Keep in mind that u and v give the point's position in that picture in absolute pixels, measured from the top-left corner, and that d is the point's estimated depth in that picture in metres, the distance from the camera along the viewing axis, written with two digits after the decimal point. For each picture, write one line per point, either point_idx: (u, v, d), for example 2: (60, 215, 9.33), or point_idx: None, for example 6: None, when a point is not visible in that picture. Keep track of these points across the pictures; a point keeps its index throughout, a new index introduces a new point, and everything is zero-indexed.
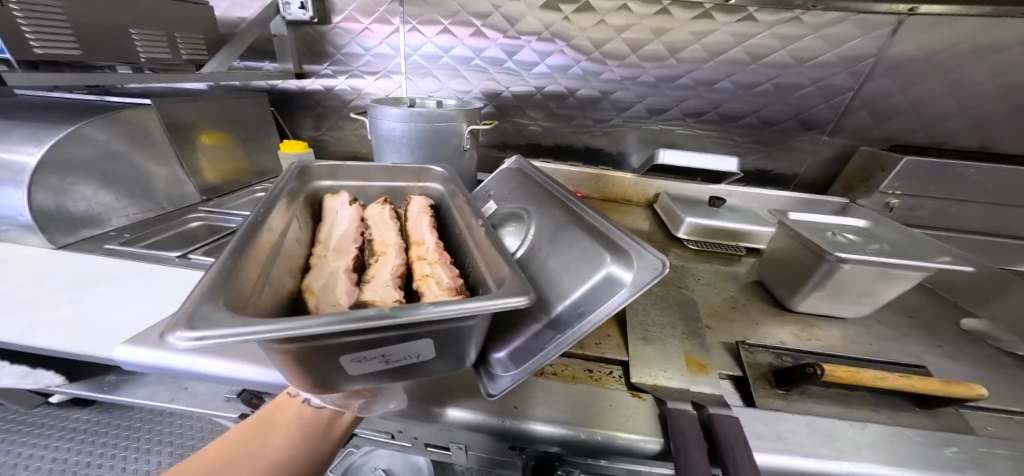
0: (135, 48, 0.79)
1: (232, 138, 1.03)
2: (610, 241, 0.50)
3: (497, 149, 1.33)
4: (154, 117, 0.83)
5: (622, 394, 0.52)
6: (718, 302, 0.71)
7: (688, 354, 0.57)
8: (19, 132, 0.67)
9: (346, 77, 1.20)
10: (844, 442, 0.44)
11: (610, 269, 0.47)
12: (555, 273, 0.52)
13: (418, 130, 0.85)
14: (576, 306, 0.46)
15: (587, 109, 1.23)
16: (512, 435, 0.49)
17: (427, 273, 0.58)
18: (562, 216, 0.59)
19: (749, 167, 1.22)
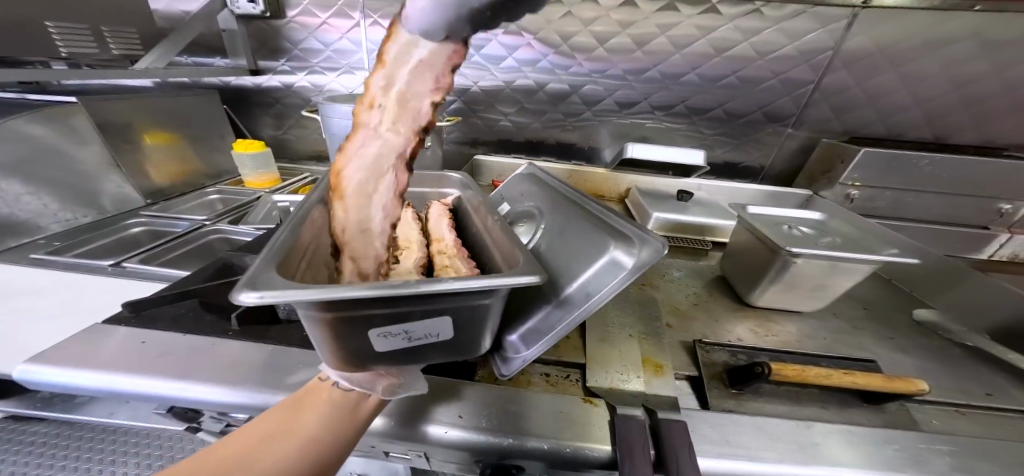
0: (53, 42, 0.74)
1: (180, 138, 0.98)
2: (609, 227, 0.48)
3: (468, 146, 1.30)
4: (85, 116, 0.78)
5: (574, 401, 0.50)
6: (680, 299, 0.70)
7: (645, 355, 0.56)
8: None
9: (306, 74, 1.15)
10: (789, 442, 0.43)
11: (614, 255, 0.44)
12: (562, 264, 0.48)
13: None
14: (583, 287, 0.44)
15: (557, 104, 1.21)
16: (460, 446, 0.47)
17: (445, 266, 0.51)
18: (567, 208, 0.56)
19: (719, 160, 1.22)
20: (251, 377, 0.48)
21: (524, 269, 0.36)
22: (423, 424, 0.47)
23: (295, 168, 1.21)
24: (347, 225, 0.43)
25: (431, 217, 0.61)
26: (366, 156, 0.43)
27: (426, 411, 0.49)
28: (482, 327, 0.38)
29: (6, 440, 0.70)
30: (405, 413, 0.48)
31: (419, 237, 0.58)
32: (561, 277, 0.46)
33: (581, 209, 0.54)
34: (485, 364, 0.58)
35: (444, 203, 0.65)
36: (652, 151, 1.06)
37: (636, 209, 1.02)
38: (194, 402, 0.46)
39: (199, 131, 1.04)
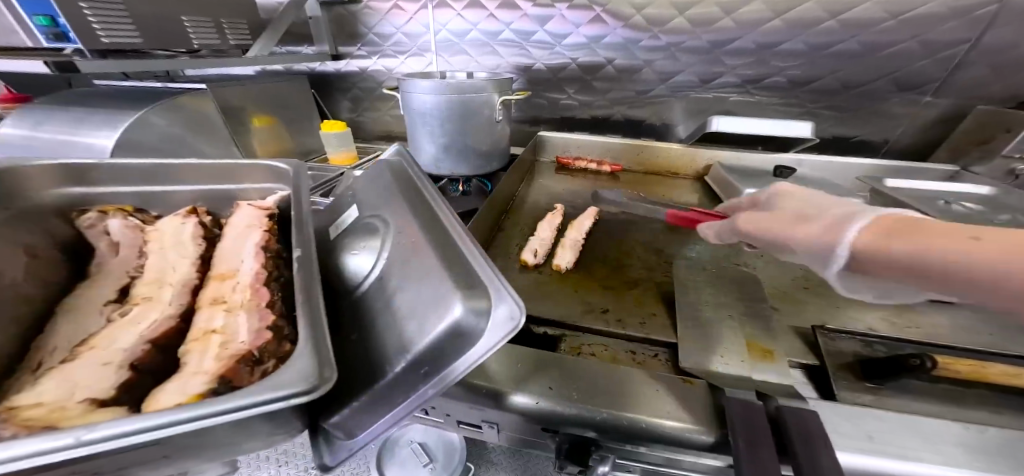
0: (186, 34, 0.84)
1: (278, 120, 1.07)
2: (466, 270, 0.33)
3: (529, 124, 1.27)
4: (210, 104, 0.87)
5: (670, 380, 0.47)
6: (787, 283, 0.63)
7: (750, 338, 0.51)
8: (103, 117, 0.76)
9: (379, 58, 1.19)
10: (952, 445, 0.36)
11: (458, 318, 0.30)
12: (389, 324, 0.34)
13: (448, 103, 0.82)
14: (417, 367, 0.31)
15: (629, 78, 1.13)
16: (548, 417, 0.46)
17: (214, 329, 0.37)
18: (421, 225, 0.39)
19: (824, 134, 1.08)
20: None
21: (277, 380, 0.25)
22: (515, 395, 0.47)
23: (368, 148, 1.27)
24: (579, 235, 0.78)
25: (235, 228, 0.50)
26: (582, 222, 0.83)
27: (513, 382, 0.48)
28: (240, 441, 0.27)
29: None
30: (496, 382, 0.48)
31: (185, 272, 0.46)
32: (392, 348, 0.32)
33: (436, 230, 0.38)
34: (567, 339, 0.57)
35: (262, 206, 0.52)
36: (746, 123, 0.95)
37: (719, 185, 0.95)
38: None
39: (295, 115, 1.13)
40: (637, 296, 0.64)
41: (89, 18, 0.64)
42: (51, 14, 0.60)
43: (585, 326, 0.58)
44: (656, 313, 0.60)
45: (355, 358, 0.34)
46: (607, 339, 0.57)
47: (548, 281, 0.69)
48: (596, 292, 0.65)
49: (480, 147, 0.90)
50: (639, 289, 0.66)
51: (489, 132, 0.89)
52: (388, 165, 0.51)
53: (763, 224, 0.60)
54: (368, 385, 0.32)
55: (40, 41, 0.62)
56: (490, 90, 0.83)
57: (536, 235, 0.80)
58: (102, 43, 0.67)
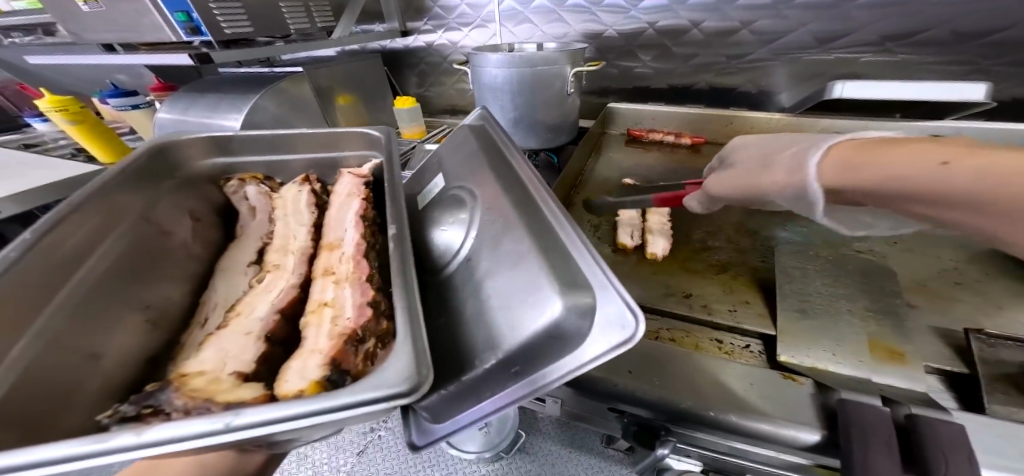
0: (284, 18, 0.94)
1: (358, 98, 1.16)
2: (564, 262, 0.31)
3: (597, 96, 1.21)
4: (306, 84, 0.99)
5: (770, 374, 0.43)
6: (931, 276, 0.55)
7: (871, 338, 0.45)
8: (229, 101, 0.91)
9: (444, 31, 1.19)
10: None
11: (557, 315, 0.29)
12: (484, 310, 0.34)
13: (520, 76, 0.80)
14: (508, 363, 0.30)
15: (722, 43, 1.00)
16: (624, 399, 0.44)
17: (327, 300, 0.42)
18: (514, 204, 0.38)
19: (1003, 96, 0.87)
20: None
21: (388, 374, 0.27)
22: (591, 376, 0.46)
23: (435, 123, 1.32)
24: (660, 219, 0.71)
25: (339, 196, 0.54)
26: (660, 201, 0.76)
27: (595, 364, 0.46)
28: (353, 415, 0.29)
29: None
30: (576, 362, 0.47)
31: (302, 241, 0.53)
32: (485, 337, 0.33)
33: (529, 212, 0.37)
34: (644, 322, 0.54)
35: (359, 175, 0.57)
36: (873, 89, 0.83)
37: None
38: None
39: (372, 92, 1.21)
40: (724, 281, 0.58)
41: (213, 11, 0.77)
42: (185, 9, 0.74)
43: (665, 309, 0.54)
44: (749, 301, 0.54)
45: (447, 342, 0.35)
46: (686, 323, 0.53)
47: (623, 260, 0.65)
48: (680, 275, 0.60)
49: (549, 120, 0.87)
50: (728, 273, 0.60)
51: (560, 106, 0.86)
52: (474, 135, 0.51)
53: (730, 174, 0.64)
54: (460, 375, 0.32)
55: (181, 35, 0.77)
56: (561, 61, 0.79)
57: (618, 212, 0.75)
58: (224, 33, 0.80)
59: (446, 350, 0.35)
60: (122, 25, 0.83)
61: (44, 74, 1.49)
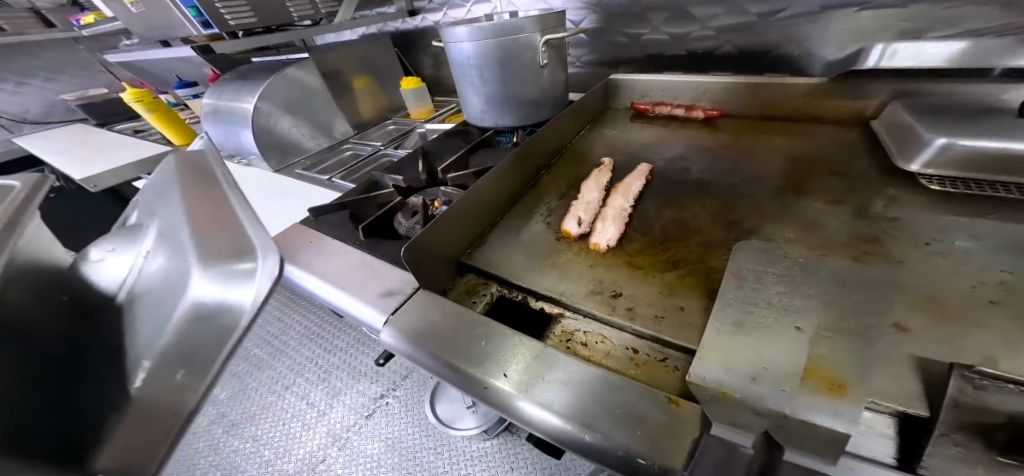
0: (287, 9, 1.00)
1: (374, 81, 1.20)
2: (224, 235, 0.31)
3: (607, 67, 1.09)
4: (312, 67, 1.03)
5: (650, 396, 0.38)
6: (957, 288, 0.40)
7: (812, 362, 0.34)
8: (246, 88, 0.99)
9: (448, 9, 1.16)
10: None
11: (208, 293, 0.29)
12: (136, 331, 0.29)
13: (486, 50, 0.74)
14: (173, 370, 0.27)
15: None
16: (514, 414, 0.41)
17: None
18: (185, 200, 0.34)
19: None
20: (366, 291, 0.53)
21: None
22: (486, 382, 0.42)
23: (445, 103, 1.32)
24: (615, 206, 0.62)
25: None
26: (627, 183, 0.67)
27: (490, 366, 0.43)
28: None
29: (351, 330, 1.42)
30: (468, 363, 0.43)
31: None
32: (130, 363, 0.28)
33: (212, 202, 0.34)
34: (561, 321, 0.49)
35: None
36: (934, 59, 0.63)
37: (896, 135, 0.65)
38: (321, 296, 0.56)
39: (383, 74, 1.24)
40: (666, 281, 0.49)
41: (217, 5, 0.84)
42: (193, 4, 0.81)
43: (584, 309, 0.49)
44: (683, 308, 0.46)
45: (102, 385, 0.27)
46: (607, 326, 0.47)
47: (564, 250, 0.58)
48: (621, 269, 0.53)
49: (524, 95, 0.81)
50: (676, 272, 0.50)
51: (535, 79, 0.79)
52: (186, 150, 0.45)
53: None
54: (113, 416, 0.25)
55: (199, 27, 0.86)
56: (529, 28, 0.72)
57: (578, 196, 0.68)
58: (228, 25, 0.87)
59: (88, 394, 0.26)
60: (156, 24, 0.93)
61: None
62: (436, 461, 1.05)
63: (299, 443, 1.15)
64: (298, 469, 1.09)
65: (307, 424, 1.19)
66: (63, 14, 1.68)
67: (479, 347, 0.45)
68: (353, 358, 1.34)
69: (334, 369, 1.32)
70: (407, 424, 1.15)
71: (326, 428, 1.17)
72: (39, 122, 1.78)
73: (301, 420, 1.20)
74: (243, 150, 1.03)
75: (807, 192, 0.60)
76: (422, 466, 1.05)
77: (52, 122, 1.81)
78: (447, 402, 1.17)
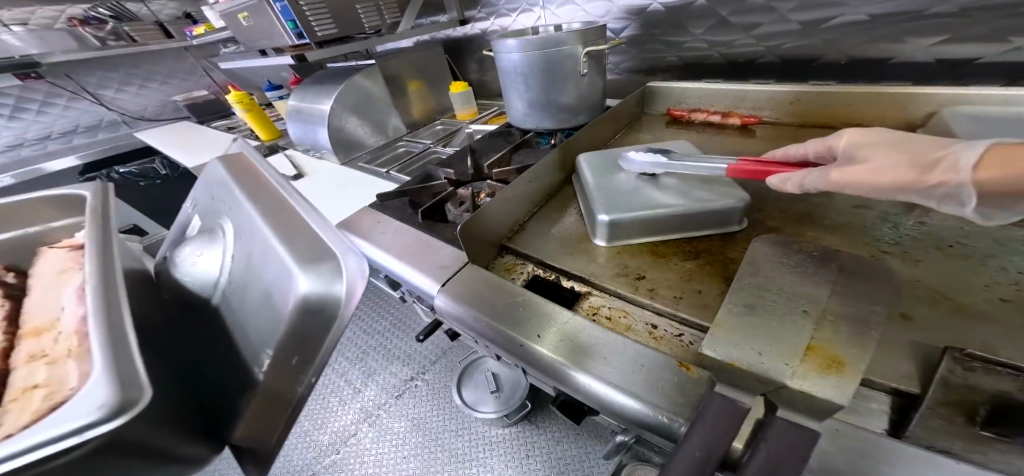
0: (360, 20, 1.14)
1: (425, 85, 1.33)
2: (302, 242, 0.36)
3: (644, 74, 1.14)
4: (378, 74, 1.17)
5: (667, 360, 0.44)
6: (967, 286, 0.43)
7: (816, 341, 0.39)
8: (323, 92, 1.15)
9: (496, 18, 1.26)
10: None
11: (304, 292, 0.33)
12: (246, 328, 0.36)
13: (531, 59, 0.82)
14: (289, 359, 0.34)
15: (793, 7, 0.85)
16: (546, 369, 0.48)
17: (31, 385, 0.32)
18: (256, 211, 0.39)
19: None
20: (423, 264, 0.63)
21: (80, 406, 0.26)
22: (525, 342, 0.49)
23: (488, 106, 1.42)
24: None
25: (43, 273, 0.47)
26: None
27: (529, 329, 0.50)
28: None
29: (391, 312, 1.54)
30: (507, 327, 0.51)
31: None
32: (253, 351, 0.36)
33: (271, 215, 0.38)
34: (590, 297, 0.56)
35: (73, 246, 0.49)
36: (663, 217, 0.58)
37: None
38: (385, 266, 0.66)
39: (435, 78, 1.36)
40: (687, 269, 0.55)
41: (308, 17, 1.00)
42: (291, 18, 0.98)
43: (611, 288, 0.55)
44: (701, 291, 0.52)
45: (223, 373, 0.37)
46: (630, 304, 0.53)
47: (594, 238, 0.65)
48: (646, 256, 0.59)
49: (565, 101, 0.88)
50: (696, 261, 0.56)
51: (575, 85, 0.86)
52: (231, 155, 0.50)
53: (852, 176, 0.45)
54: (249, 391, 0.35)
55: (293, 39, 1.02)
56: (572, 42, 0.80)
57: None
58: (317, 36, 1.03)
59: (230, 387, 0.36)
60: (260, 36, 1.11)
61: None
62: (456, 443, 1.08)
63: (336, 416, 1.23)
64: (332, 440, 1.17)
65: (344, 399, 1.28)
66: (178, 26, 1.98)
67: (516, 316, 0.52)
68: (388, 344, 1.44)
69: (373, 349, 1.43)
70: (433, 407, 1.19)
71: (360, 404, 1.24)
72: (152, 119, 2.09)
73: (339, 395, 1.29)
74: (317, 146, 1.20)
75: (836, 195, 0.62)
76: (443, 448, 1.08)
77: (162, 120, 2.12)
78: (472, 387, 1.18)
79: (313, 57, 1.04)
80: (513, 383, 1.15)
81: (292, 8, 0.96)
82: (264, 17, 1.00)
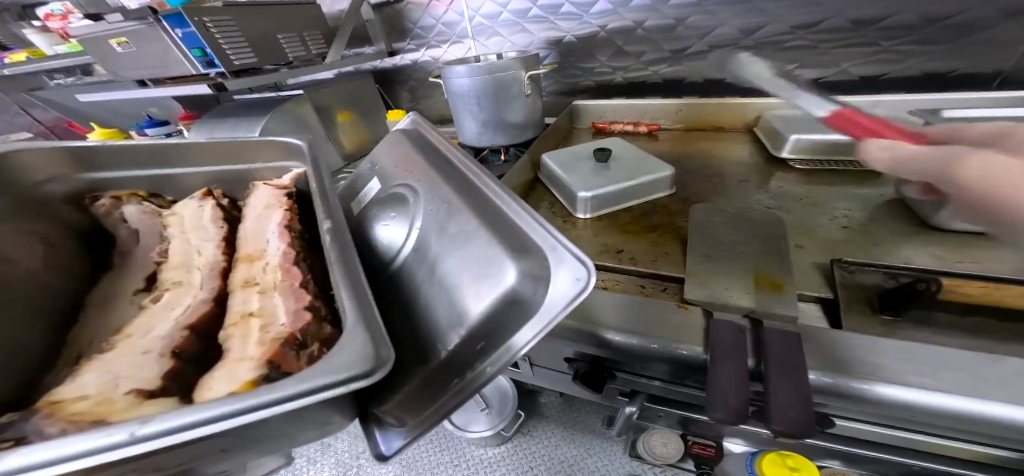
0: (283, 49, 1.07)
1: (356, 116, 1.28)
2: (512, 237, 0.43)
3: (567, 96, 1.32)
4: (308, 105, 1.10)
5: (669, 305, 0.53)
6: (823, 223, 0.65)
7: (760, 271, 0.54)
8: (239, 123, 1.02)
9: (426, 49, 1.31)
10: (925, 364, 0.40)
11: (511, 284, 0.40)
12: (445, 284, 0.45)
13: (483, 84, 0.90)
14: (476, 342, 0.39)
15: (668, 38, 1.10)
16: (569, 337, 0.54)
17: (252, 311, 0.46)
18: (457, 199, 0.51)
19: (916, 72, 0.95)
20: None
21: (342, 362, 0.30)
22: None
23: None
24: None
25: (258, 203, 0.63)
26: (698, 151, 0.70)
27: None
28: (300, 430, 0.33)
29: None
30: None
31: (212, 254, 0.57)
32: (449, 321, 0.42)
33: (473, 206, 0.49)
34: None
35: (278, 186, 0.66)
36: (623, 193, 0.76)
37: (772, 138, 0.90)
38: None
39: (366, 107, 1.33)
40: (653, 239, 0.68)
41: (222, 44, 0.90)
42: (199, 46, 0.87)
43: (599, 262, 0.65)
44: (669, 253, 0.65)
45: (418, 323, 0.45)
46: (620, 274, 0.63)
47: (571, 228, 0.75)
48: (620, 235, 0.71)
49: (515, 119, 0.98)
50: (657, 233, 0.70)
51: (521, 106, 0.97)
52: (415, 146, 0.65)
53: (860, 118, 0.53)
54: (426, 361, 0.41)
55: (200, 69, 0.90)
56: (516, 67, 0.90)
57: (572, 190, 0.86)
58: (232, 65, 0.93)
59: (421, 343, 0.43)
60: (150, 63, 0.94)
61: (85, 114, 1.67)
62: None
63: None
64: None
65: (311, 461, 1.11)
66: None
67: None
68: None
69: None
70: (422, 444, 1.09)
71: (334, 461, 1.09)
72: None
73: (307, 456, 1.12)
74: None
75: (730, 177, 0.84)
76: None
77: None
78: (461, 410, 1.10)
79: (231, 85, 0.92)
80: (503, 395, 1.10)
81: (204, 36, 0.86)
82: (157, 42, 0.86)
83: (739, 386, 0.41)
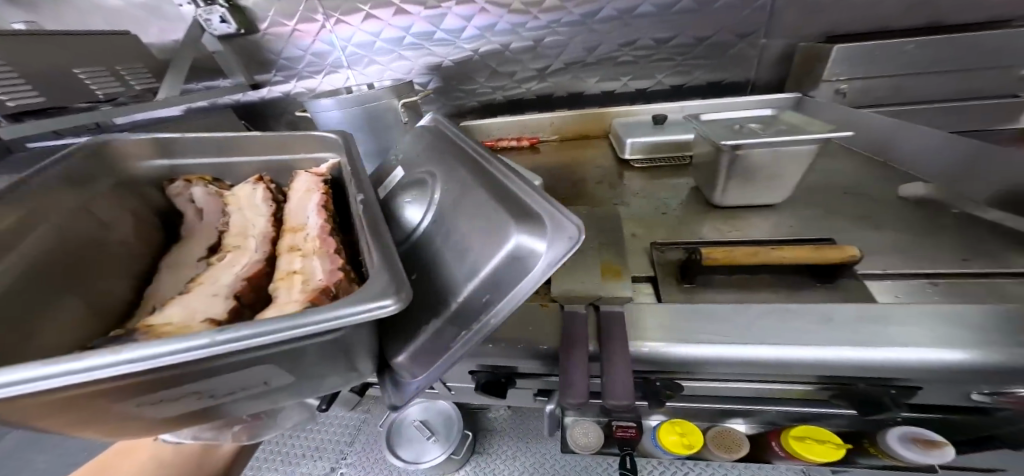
0: (88, 87, 0.92)
1: None
2: (518, 203, 0.44)
3: (456, 117, 1.36)
4: None
5: (533, 307, 0.58)
6: (648, 213, 0.78)
7: (606, 262, 0.61)
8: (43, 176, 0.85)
9: (297, 80, 1.25)
10: (720, 321, 0.50)
11: (518, 238, 0.40)
12: (457, 246, 0.46)
13: (353, 115, 0.89)
14: (480, 295, 0.41)
15: (532, 59, 1.20)
16: None
17: (294, 270, 0.45)
18: (472, 171, 0.52)
19: (723, 78, 1.17)
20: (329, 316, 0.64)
21: (364, 293, 0.32)
22: None
23: None
24: None
25: (298, 189, 0.60)
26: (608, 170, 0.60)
27: None
28: (325, 373, 0.35)
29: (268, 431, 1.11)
30: None
31: (261, 225, 0.57)
32: (464, 274, 0.43)
33: (486, 177, 0.50)
34: None
35: (318, 172, 0.63)
36: None
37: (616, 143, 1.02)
38: None
39: None
40: None
41: None
42: None
43: None
44: None
45: (426, 284, 0.46)
46: None
47: None
48: None
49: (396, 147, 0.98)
50: None
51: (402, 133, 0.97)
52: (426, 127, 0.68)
53: None
54: (433, 314, 0.43)
55: None
56: (388, 96, 0.90)
57: None
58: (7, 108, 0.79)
59: (427, 300, 0.44)
60: None
61: None
62: None
63: None
64: None
65: None
66: None
67: None
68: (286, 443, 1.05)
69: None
70: None
71: None
72: None
73: None
74: None
75: (590, 180, 0.95)
76: None
77: None
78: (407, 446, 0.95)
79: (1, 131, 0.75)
80: (445, 417, 0.97)
81: None
82: None
83: (585, 369, 0.47)
